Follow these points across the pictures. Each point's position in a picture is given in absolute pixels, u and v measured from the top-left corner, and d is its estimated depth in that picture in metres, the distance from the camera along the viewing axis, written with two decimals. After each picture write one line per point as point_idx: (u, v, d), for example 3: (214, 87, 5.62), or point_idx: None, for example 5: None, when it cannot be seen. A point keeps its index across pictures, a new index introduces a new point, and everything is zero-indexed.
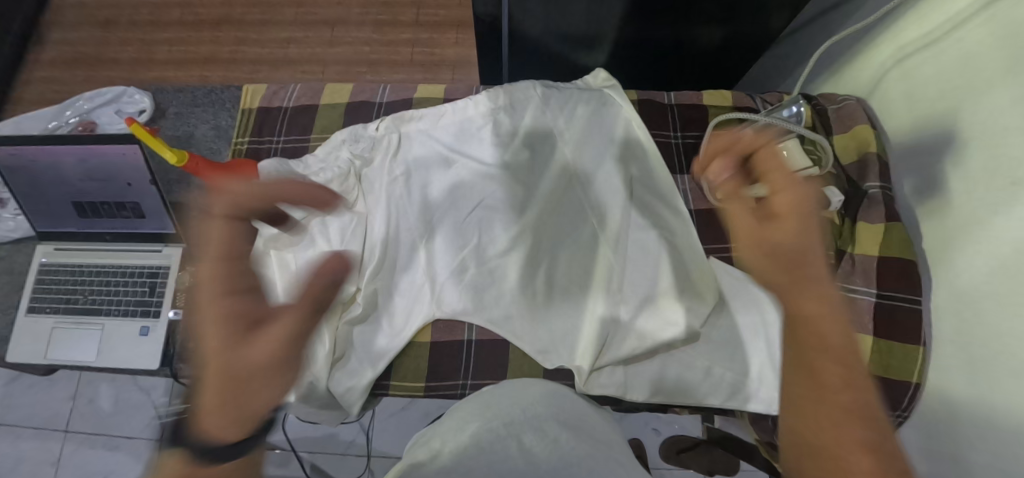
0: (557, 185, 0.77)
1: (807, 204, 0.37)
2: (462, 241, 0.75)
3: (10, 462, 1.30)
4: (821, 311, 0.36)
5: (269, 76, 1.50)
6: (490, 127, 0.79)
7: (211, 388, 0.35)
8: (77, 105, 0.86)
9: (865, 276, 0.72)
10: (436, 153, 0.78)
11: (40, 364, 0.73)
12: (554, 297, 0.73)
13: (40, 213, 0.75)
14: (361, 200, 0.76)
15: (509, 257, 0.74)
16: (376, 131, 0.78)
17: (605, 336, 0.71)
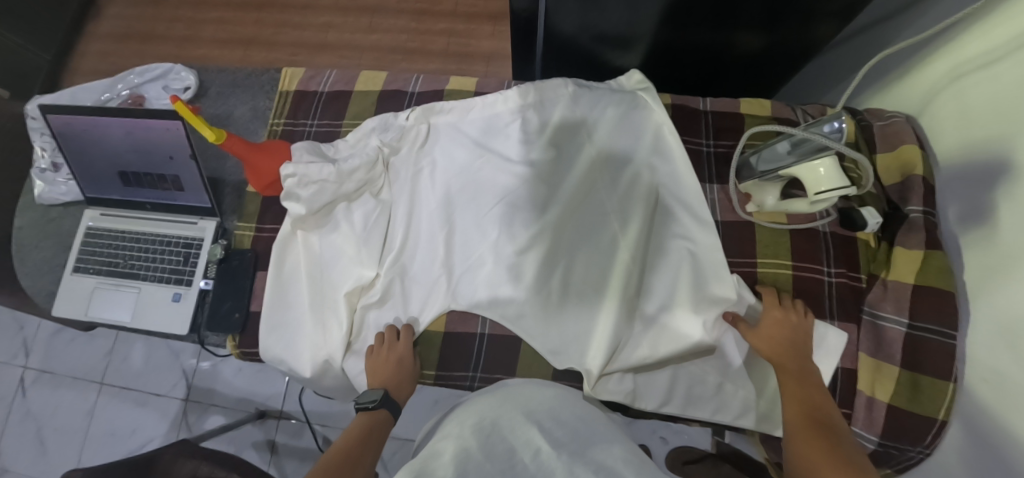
0: (582, 185, 0.76)
1: (792, 326, 0.67)
2: (483, 235, 0.75)
3: (51, 409, 1.40)
4: (800, 374, 0.64)
5: (309, 59, 1.54)
6: (518, 123, 0.78)
7: (351, 440, 0.58)
8: (128, 78, 0.89)
9: (897, 303, 0.69)
10: (463, 147, 0.79)
11: (82, 320, 0.78)
12: (569, 299, 0.73)
13: (89, 180, 0.80)
14: (387, 188, 0.78)
15: (527, 256, 0.73)
16: (406, 120, 0.78)
17: (617, 342, 0.70)
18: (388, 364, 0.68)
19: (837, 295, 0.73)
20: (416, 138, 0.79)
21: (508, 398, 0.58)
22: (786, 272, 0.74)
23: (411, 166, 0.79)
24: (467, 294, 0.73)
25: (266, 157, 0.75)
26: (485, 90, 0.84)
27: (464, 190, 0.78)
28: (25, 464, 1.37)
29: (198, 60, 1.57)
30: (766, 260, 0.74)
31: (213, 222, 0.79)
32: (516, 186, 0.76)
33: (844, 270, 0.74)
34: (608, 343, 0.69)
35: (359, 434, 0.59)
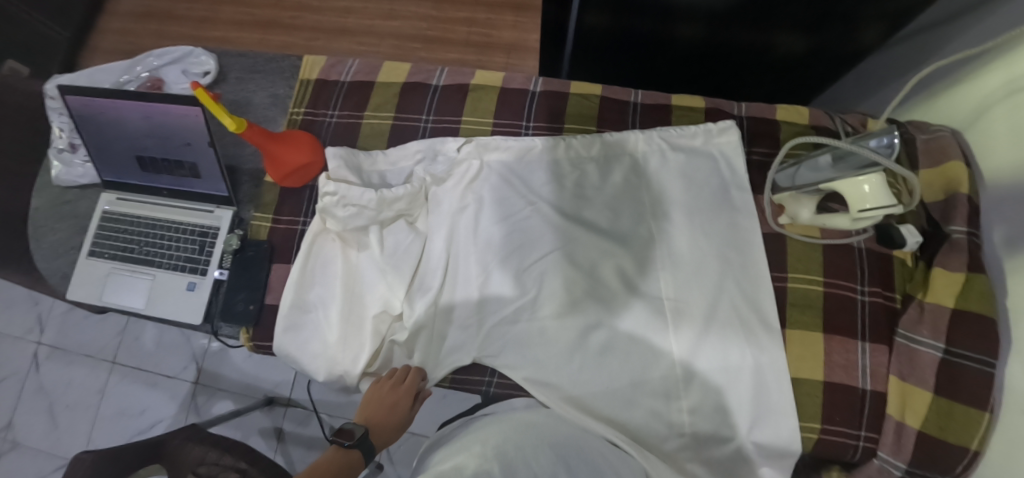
0: (640, 244, 0.72)
1: None
2: (486, 256, 0.72)
3: (63, 386, 1.41)
4: None
5: (326, 45, 1.51)
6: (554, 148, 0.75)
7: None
8: (147, 60, 0.88)
9: (934, 327, 0.66)
10: (505, 182, 0.75)
11: (96, 304, 0.78)
12: (608, 362, 0.68)
13: (107, 163, 0.79)
14: (424, 219, 0.75)
15: (553, 303, 0.69)
16: (457, 152, 0.75)
17: (593, 371, 0.68)
18: (386, 405, 0.66)
19: (869, 315, 0.70)
20: (454, 163, 0.75)
21: (519, 422, 0.58)
22: (817, 288, 0.71)
23: (450, 197, 0.75)
24: (492, 314, 0.71)
25: (288, 147, 0.73)
26: (511, 86, 0.81)
27: (504, 237, 0.73)
28: (36, 439, 1.39)
29: (215, 42, 1.55)
30: (797, 275, 0.72)
31: (230, 212, 0.78)
32: (556, 236, 0.72)
33: (878, 288, 0.71)
34: (641, 413, 0.67)
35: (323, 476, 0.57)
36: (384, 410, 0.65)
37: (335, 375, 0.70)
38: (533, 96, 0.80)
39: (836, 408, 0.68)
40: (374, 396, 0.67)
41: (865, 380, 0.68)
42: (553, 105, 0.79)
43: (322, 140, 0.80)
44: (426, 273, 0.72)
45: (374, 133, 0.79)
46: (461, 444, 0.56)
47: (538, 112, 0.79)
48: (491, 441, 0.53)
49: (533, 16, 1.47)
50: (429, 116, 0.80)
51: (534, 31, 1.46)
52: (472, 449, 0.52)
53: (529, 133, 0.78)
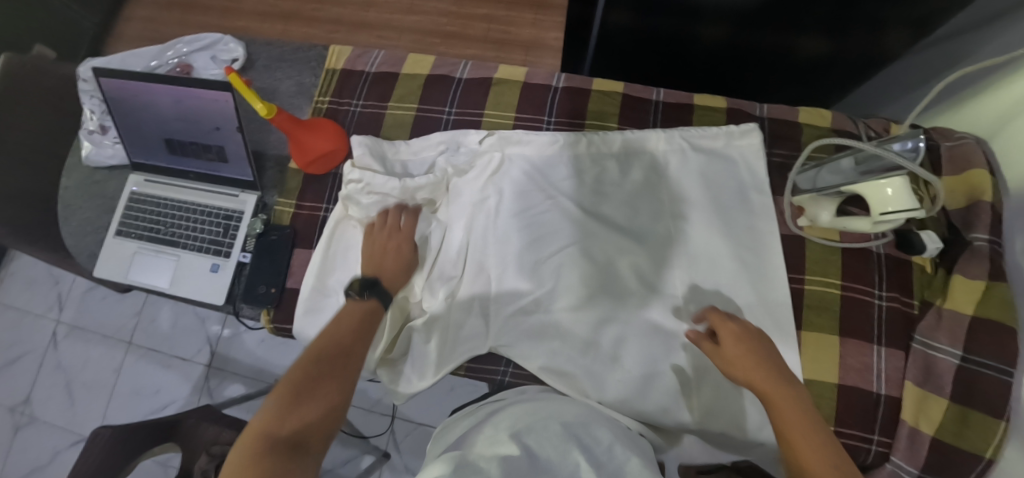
0: (658, 242, 0.73)
1: None
2: (506, 248, 0.73)
3: (81, 364, 1.44)
4: None
5: (347, 38, 1.53)
6: (575, 146, 0.76)
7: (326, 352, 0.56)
8: (177, 46, 0.89)
9: (952, 334, 0.66)
10: (526, 176, 0.75)
11: (122, 282, 0.79)
12: (621, 356, 0.69)
13: (137, 145, 0.81)
14: (444, 209, 0.76)
15: (572, 297, 0.70)
16: (479, 145, 0.76)
17: (610, 363, 0.68)
18: (389, 252, 0.69)
19: (886, 320, 0.70)
20: (477, 157, 0.76)
21: (538, 408, 0.57)
22: (835, 291, 0.71)
23: (471, 191, 0.76)
24: (509, 306, 0.71)
25: (314, 135, 0.75)
26: (534, 81, 0.82)
27: (524, 230, 0.73)
28: (53, 415, 1.42)
29: (238, 32, 1.57)
30: (814, 278, 0.72)
31: (254, 196, 0.79)
32: (575, 232, 0.72)
33: (896, 294, 0.71)
34: (653, 407, 0.67)
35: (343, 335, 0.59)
36: (391, 256, 0.69)
37: None
38: (555, 92, 0.81)
39: (851, 412, 0.67)
40: (371, 247, 0.70)
41: (880, 385, 0.68)
42: (575, 101, 0.80)
43: (346, 130, 0.81)
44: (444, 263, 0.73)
45: (397, 124, 0.81)
46: (473, 429, 0.55)
47: (560, 107, 0.80)
48: (507, 424, 0.52)
49: (552, 14, 1.48)
50: (451, 109, 0.81)
51: (553, 28, 1.46)
52: (487, 433, 0.51)
53: (550, 129, 0.79)
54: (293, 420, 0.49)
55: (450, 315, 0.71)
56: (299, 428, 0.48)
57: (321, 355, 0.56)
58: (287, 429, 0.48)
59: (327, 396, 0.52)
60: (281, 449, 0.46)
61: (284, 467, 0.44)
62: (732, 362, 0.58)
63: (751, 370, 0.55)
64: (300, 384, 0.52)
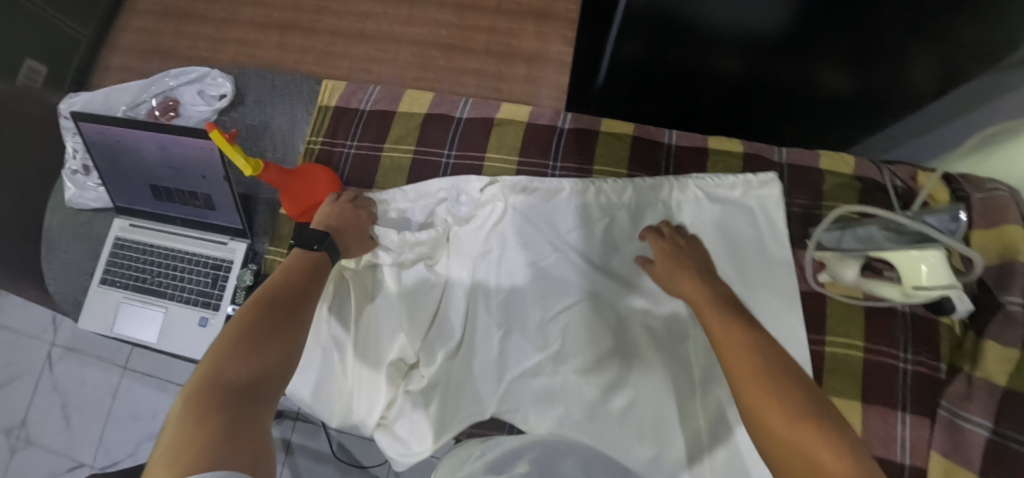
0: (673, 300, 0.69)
1: None
2: (510, 306, 0.69)
3: (76, 387, 1.42)
4: None
5: (345, 50, 1.47)
6: (581, 196, 0.71)
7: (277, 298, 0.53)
8: (162, 80, 0.84)
9: (984, 405, 0.61)
10: (530, 228, 0.71)
11: (108, 335, 0.76)
12: (632, 423, 0.64)
13: (121, 190, 0.77)
14: (445, 261, 0.72)
15: (580, 361, 0.66)
16: (481, 194, 0.72)
17: (621, 429, 0.64)
18: (346, 214, 0.67)
19: (912, 386, 0.66)
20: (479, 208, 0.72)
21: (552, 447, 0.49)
22: (857, 354, 0.67)
23: (472, 240, 0.72)
24: (513, 367, 0.68)
25: (304, 186, 0.70)
26: (538, 121, 0.77)
27: (527, 284, 0.70)
28: (49, 439, 1.40)
29: (233, 44, 1.52)
30: (836, 339, 0.68)
31: (243, 245, 0.75)
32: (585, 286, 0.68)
33: (924, 358, 0.67)
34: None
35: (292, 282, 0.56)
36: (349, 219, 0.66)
37: (349, 423, 0.68)
38: (561, 133, 0.76)
39: None
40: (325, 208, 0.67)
41: (904, 455, 0.64)
42: (581, 145, 0.75)
43: (339, 174, 0.77)
44: (445, 321, 0.70)
45: (394, 168, 0.76)
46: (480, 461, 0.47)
47: (566, 151, 0.75)
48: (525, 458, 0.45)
49: (558, 26, 1.41)
50: (450, 151, 0.77)
51: (559, 41, 1.40)
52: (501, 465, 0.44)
53: (556, 174, 0.75)
54: (242, 365, 0.43)
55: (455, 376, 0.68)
56: (254, 375, 0.44)
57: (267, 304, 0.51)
58: (237, 373, 0.43)
59: (279, 339, 0.48)
60: (240, 393, 0.41)
61: (242, 412, 0.40)
62: (675, 279, 0.62)
63: (691, 286, 0.59)
64: (247, 332, 0.47)
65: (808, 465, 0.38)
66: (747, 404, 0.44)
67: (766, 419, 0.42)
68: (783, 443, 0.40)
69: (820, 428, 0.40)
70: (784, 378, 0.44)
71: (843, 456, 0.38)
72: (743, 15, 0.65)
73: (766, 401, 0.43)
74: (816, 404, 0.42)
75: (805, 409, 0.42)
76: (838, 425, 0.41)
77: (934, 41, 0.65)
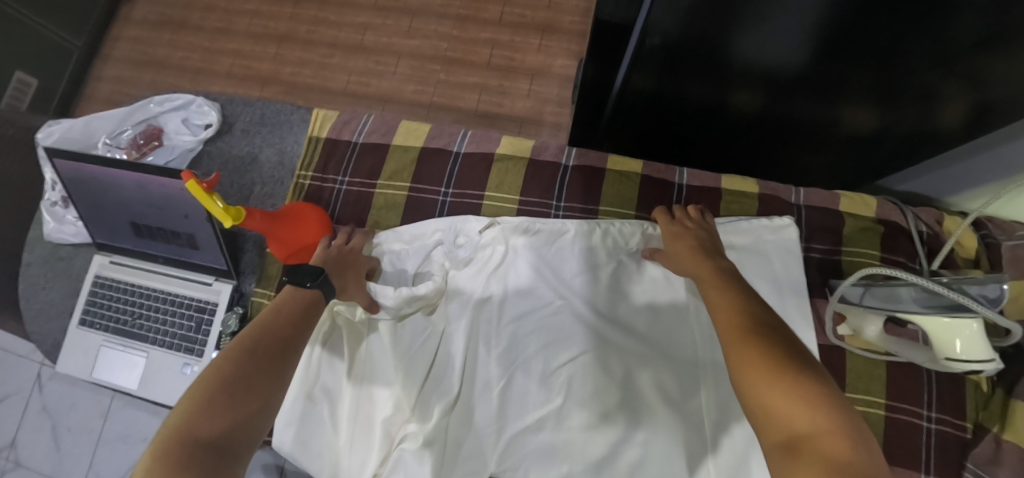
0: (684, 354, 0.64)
1: None
2: (511, 354, 0.65)
3: (66, 407, 1.39)
4: None
5: (342, 63, 1.42)
6: (585, 240, 0.68)
7: (262, 336, 0.49)
8: (147, 107, 0.81)
9: (1016, 473, 0.58)
10: (532, 273, 0.67)
11: (87, 380, 0.72)
12: None
13: (100, 227, 0.73)
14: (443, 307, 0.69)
15: (586, 412, 0.61)
16: (482, 237, 0.69)
17: None
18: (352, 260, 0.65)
19: (936, 446, 0.62)
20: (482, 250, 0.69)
21: None
22: (879, 412, 0.63)
23: (473, 285, 0.69)
24: (513, 418, 0.63)
25: (296, 229, 0.66)
26: (542, 157, 0.73)
27: (529, 330, 0.66)
28: (37, 461, 1.37)
29: (227, 55, 1.47)
30: (856, 396, 0.64)
31: (229, 286, 0.72)
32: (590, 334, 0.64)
33: (948, 416, 0.63)
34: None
35: (282, 319, 0.52)
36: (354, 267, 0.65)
37: None
38: (566, 171, 0.72)
39: None
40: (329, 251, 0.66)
41: None
42: (587, 183, 0.72)
43: (330, 211, 0.73)
44: (444, 372, 0.66)
45: (388, 206, 0.73)
46: None
47: (571, 190, 0.71)
48: None
49: (562, 39, 1.36)
50: (448, 188, 0.73)
51: (562, 55, 1.35)
52: None
53: (559, 214, 0.71)
54: (218, 413, 0.40)
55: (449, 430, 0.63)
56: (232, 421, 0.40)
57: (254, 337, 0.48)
58: (214, 421, 0.39)
59: (264, 375, 0.45)
60: (208, 450, 0.37)
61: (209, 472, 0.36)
62: (677, 253, 0.59)
63: (694, 260, 0.56)
64: (227, 378, 0.43)
65: (792, 433, 0.35)
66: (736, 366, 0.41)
67: (753, 380, 0.38)
68: (772, 412, 0.36)
69: (804, 386, 0.37)
70: (778, 344, 0.40)
71: (827, 415, 0.35)
72: (761, 53, 0.61)
73: (756, 362, 0.39)
74: (808, 367, 0.38)
75: (793, 369, 0.38)
76: (828, 394, 0.37)
77: (965, 82, 0.60)
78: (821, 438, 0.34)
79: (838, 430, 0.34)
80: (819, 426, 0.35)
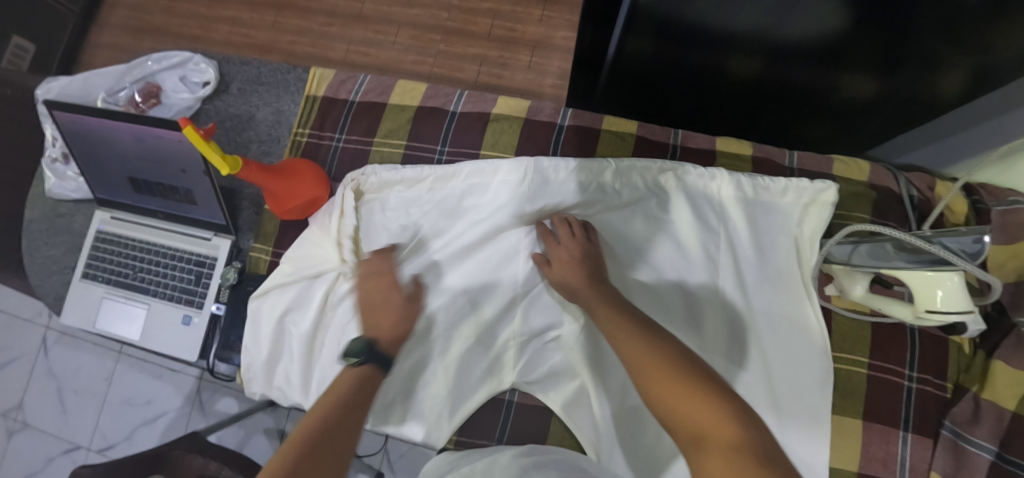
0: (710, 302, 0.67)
1: None
2: (510, 269, 0.69)
3: (71, 370, 1.31)
4: None
5: (341, 32, 1.37)
6: (554, 178, 0.69)
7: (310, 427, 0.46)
8: (145, 64, 0.81)
9: (992, 429, 0.59)
10: (515, 207, 0.69)
11: (90, 331, 0.74)
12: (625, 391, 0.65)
13: (100, 182, 0.74)
14: (466, 234, 0.69)
15: (588, 344, 0.66)
16: (483, 178, 0.69)
17: (619, 427, 0.63)
18: (381, 296, 0.62)
19: (916, 405, 0.63)
20: (480, 171, 0.69)
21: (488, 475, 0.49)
22: (862, 370, 0.65)
23: (475, 195, 0.70)
24: (536, 360, 0.67)
25: (294, 180, 0.67)
26: (537, 118, 0.75)
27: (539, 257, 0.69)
28: (45, 422, 1.28)
29: (226, 22, 1.41)
30: (840, 355, 0.66)
31: (228, 241, 0.73)
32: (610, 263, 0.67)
33: (929, 376, 0.64)
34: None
35: (351, 392, 0.51)
36: (377, 304, 0.61)
37: None
38: (561, 131, 0.74)
39: None
40: (367, 292, 0.63)
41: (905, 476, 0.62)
42: (582, 143, 0.73)
43: (326, 169, 0.74)
44: (468, 307, 0.69)
45: (383, 163, 0.73)
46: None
47: (566, 149, 0.73)
48: None
49: (564, 10, 1.31)
50: (443, 147, 0.74)
51: (563, 27, 1.30)
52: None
53: None
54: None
55: (450, 359, 0.68)
56: None
57: (325, 424, 0.46)
58: None
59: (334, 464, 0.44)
60: None
61: None
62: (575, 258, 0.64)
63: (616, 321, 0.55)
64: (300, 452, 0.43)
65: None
66: (662, 405, 0.44)
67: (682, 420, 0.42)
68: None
69: (717, 407, 0.41)
70: (678, 364, 0.46)
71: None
72: (760, 12, 0.58)
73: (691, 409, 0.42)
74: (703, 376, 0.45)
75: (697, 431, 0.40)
76: (731, 405, 0.41)
77: (967, 45, 0.57)
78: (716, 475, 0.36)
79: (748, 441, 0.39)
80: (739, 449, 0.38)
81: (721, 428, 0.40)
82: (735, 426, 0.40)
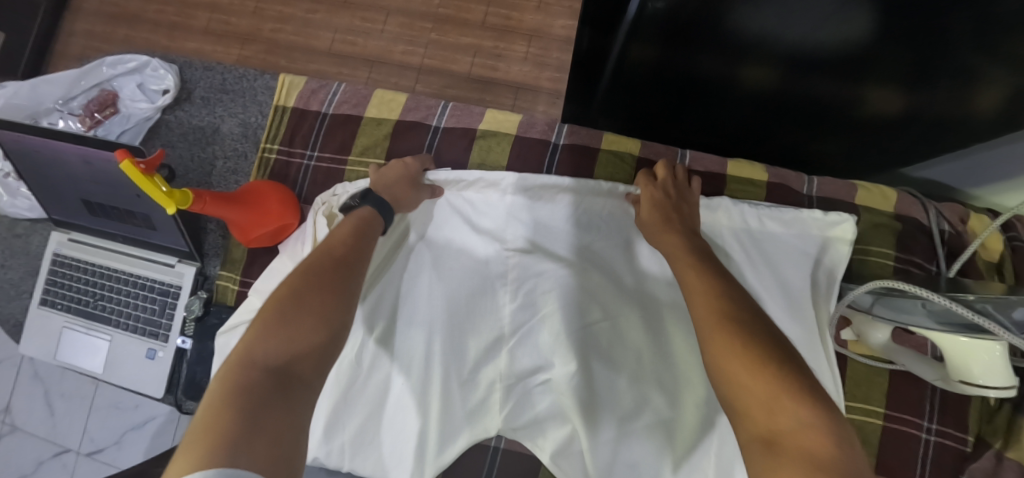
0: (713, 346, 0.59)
1: None
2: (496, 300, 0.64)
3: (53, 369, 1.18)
4: None
5: (327, 19, 1.27)
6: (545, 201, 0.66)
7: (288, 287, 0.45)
8: (98, 70, 0.74)
9: None
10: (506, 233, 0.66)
11: (51, 363, 0.70)
12: (621, 439, 0.58)
13: (53, 204, 0.68)
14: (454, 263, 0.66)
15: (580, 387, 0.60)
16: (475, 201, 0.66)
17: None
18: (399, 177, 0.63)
19: (933, 460, 0.58)
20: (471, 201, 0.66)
21: None
22: (876, 422, 0.60)
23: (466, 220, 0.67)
24: (524, 403, 0.62)
25: (259, 208, 0.61)
26: (529, 134, 0.69)
27: (528, 287, 0.64)
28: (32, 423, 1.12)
29: (205, 8, 1.32)
30: (853, 405, 0.60)
31: (193, 269, 0.68)
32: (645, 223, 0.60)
33: (949, 428, 0.59)
34: None
35: (347, 238, 0.53)
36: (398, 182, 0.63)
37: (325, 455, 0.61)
38: (555, 150, 0.68)
39: None
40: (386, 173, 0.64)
41: None
42: (576, 164, 0.68)
43: (297, 191, 0.68)
44: (451, 343, 0.63)
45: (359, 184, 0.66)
46: None
47: (560, 170, 0.67)
48: None
49: None
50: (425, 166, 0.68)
51: (563, 15, 1.21)
52: None
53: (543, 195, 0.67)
54: (278, 344, 0.40)
55: (431, 402, 0.62)
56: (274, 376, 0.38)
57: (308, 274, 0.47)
58: (265, 360, 0.38)
59: (321, 312, 0.44)
60: (260, 385, 0.36)
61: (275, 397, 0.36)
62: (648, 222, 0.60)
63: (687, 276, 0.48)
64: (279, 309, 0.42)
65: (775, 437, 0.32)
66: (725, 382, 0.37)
67: (748, 400, 0.35)
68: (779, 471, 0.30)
69: (777, 376, 0.34)
70: (746, 327, 0.39)
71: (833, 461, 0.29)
72: (780, 9, 0.49)
73: (764, 395, 0.34)
74: (793, 359, 0.36)
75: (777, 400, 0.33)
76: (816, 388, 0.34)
77: (1008, 59, 0.48)
78: (797, 437, 0.31)
79: (820, 420, 0.32)
80: (825, 450, 0.30)
81: (781, 409, 0.33)
82: (798, 403, 0.33)
